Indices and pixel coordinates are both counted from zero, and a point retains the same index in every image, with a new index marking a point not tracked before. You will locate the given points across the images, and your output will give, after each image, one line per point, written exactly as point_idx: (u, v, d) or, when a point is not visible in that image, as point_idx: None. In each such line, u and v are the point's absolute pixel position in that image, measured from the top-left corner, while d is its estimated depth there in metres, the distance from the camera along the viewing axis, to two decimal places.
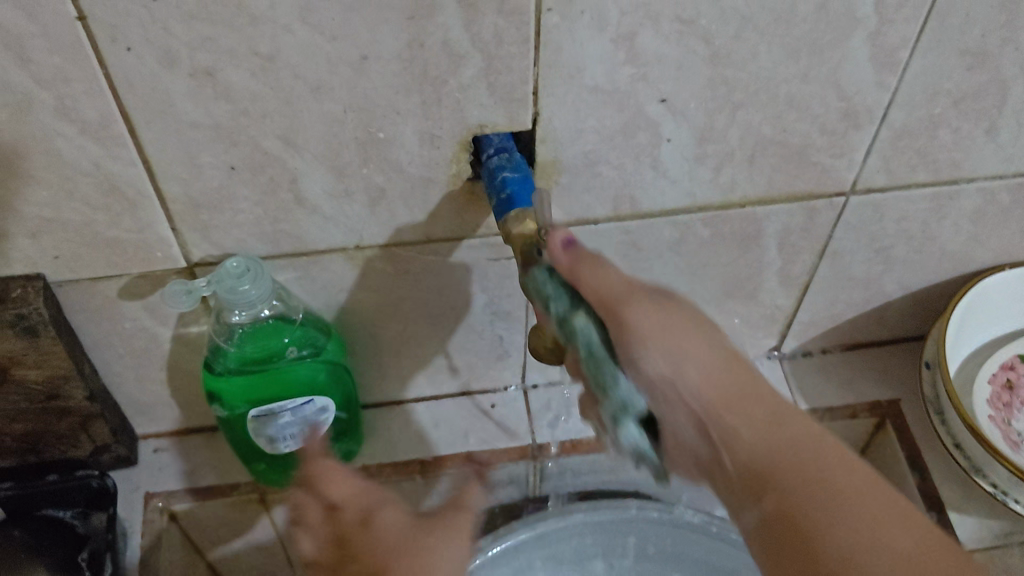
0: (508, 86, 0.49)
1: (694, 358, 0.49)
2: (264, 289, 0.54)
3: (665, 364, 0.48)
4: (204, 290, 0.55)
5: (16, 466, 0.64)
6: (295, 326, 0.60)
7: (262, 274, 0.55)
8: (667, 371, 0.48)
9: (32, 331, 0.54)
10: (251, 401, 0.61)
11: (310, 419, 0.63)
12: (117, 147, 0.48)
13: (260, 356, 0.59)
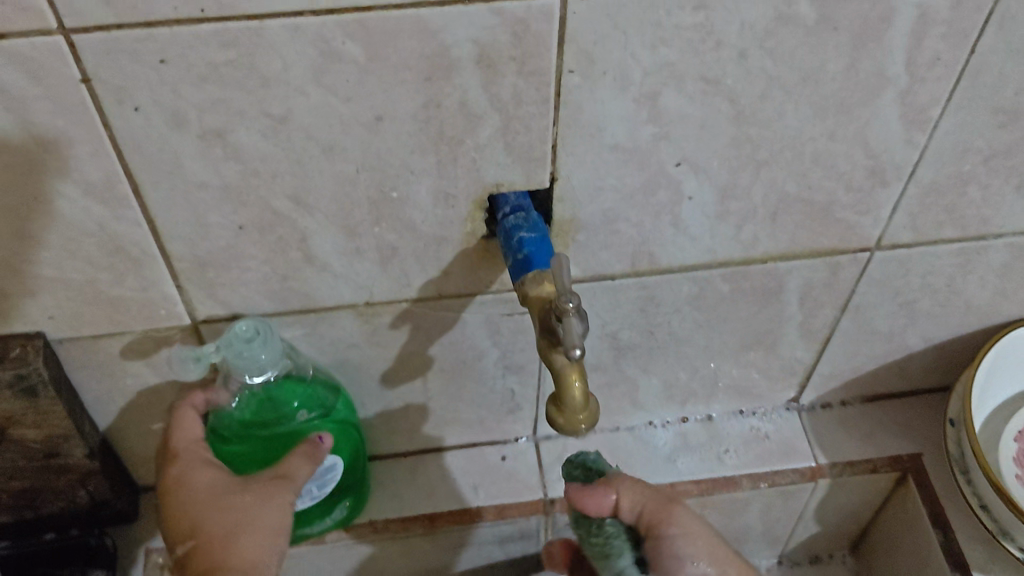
0: (527, 145, 0.47)
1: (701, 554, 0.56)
2: (274, 352, 0.53)
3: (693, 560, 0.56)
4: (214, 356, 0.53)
5: (13, 522, 0.62)
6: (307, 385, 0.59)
7: (272, 336, 0.53)
8: (689, 560, 0.56)
9: (31, 391, 0.53)
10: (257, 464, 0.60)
11: (322, 475, 0.60)
12: (122, 208, 0.46)
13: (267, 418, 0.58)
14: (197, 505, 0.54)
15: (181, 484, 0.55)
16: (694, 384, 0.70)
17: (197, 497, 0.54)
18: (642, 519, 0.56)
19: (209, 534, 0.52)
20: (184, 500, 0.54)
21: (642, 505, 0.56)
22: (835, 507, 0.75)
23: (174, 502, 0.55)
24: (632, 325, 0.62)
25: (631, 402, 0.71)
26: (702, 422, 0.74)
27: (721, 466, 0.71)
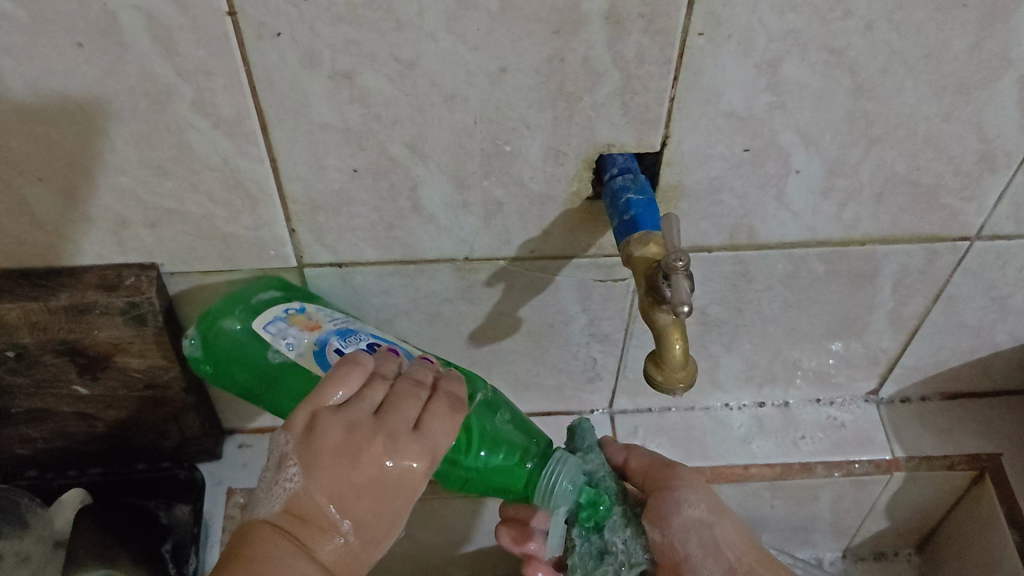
0: (643, 106, 0.48)
1: (699, 499, 0.60)
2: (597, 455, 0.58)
3: (691, 505, 0.59)
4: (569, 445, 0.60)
5: (106, 451, 0.65)
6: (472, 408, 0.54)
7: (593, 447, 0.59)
8: (685, 502, 0.59)
9: (141, 319, 0.54)
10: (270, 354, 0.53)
11: None
12: (247, 145, 0.48)
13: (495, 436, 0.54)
14: (404, 466, 0.46)
15: (424, 436, 0.47)
16: (775, 366, 0.70)
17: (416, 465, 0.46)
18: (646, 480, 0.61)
19: (381, 493, 0.46)
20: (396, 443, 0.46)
21: (645, 466, 0.61)
22: (908, 502, 0.74)
23: (386, 430, 0.46)
24: (721, 299, 0.62)
25: (709, 381, 0.71)
26: (778, 407, 0.74)
27: (796, 451, 0.71)
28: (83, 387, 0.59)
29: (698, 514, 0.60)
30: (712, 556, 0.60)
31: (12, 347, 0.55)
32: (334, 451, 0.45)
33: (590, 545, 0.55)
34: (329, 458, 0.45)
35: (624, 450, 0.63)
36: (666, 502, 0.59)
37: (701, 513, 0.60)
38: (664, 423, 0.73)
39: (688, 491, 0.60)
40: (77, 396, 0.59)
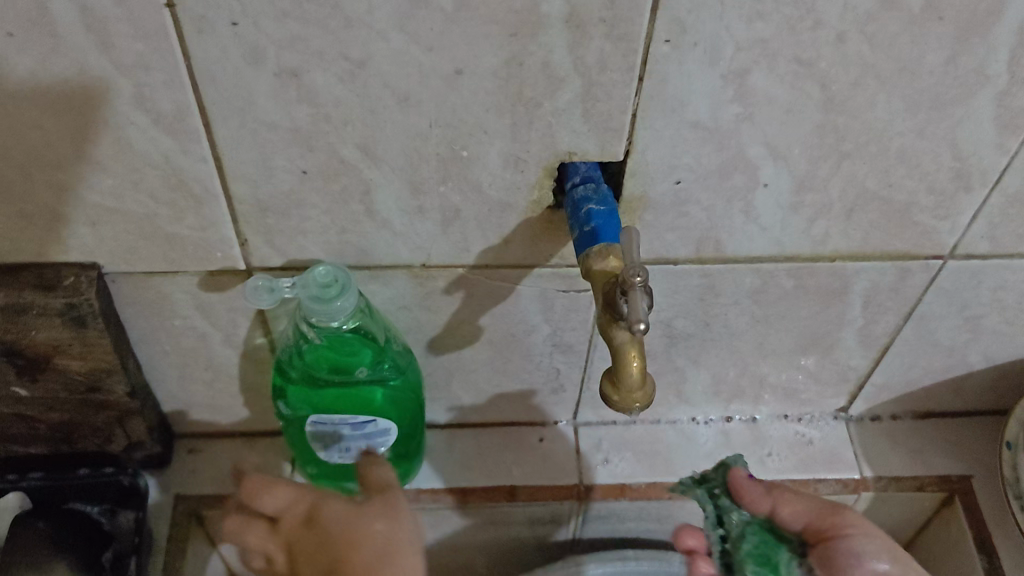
0: (605, 114, 0.46)
1: (879, 550, 0.59)
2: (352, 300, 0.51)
3: (876, 559, 0.59)
4: (723, 497, 0.60)
5: (49, 454, 0.62)
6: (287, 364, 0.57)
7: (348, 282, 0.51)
8: (868, 555, 0.59)
9: (80, 322, 0.52)
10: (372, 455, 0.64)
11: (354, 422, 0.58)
12: (189, 143, 0.46)
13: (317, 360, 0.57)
14: (357, 530, 0.49)
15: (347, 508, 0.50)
16: (743, 381, 0.68)
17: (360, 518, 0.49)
18: (815, 523, 0.60)
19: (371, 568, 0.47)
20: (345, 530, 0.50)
21: (807, 515, 0.60)
22: (875, 522, 0.73)
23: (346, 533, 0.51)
24: (688, 313, 0.60)
25: (676, 395, 0.69)
26: (745, 422, 0.72)
27: (762, 468, 0.70)
28: (23, 389, 0.57)
29: (881, 567, 0.59)
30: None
31: None
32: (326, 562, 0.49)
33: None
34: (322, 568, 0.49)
35: (769, 497, 0.60)
36: (847, 555, 0.59)
37: (885, 566, 0.59)
38: (629, 435, 0.71)
39: (868, 543, 0.59)
40: (17, 398, 0.57)
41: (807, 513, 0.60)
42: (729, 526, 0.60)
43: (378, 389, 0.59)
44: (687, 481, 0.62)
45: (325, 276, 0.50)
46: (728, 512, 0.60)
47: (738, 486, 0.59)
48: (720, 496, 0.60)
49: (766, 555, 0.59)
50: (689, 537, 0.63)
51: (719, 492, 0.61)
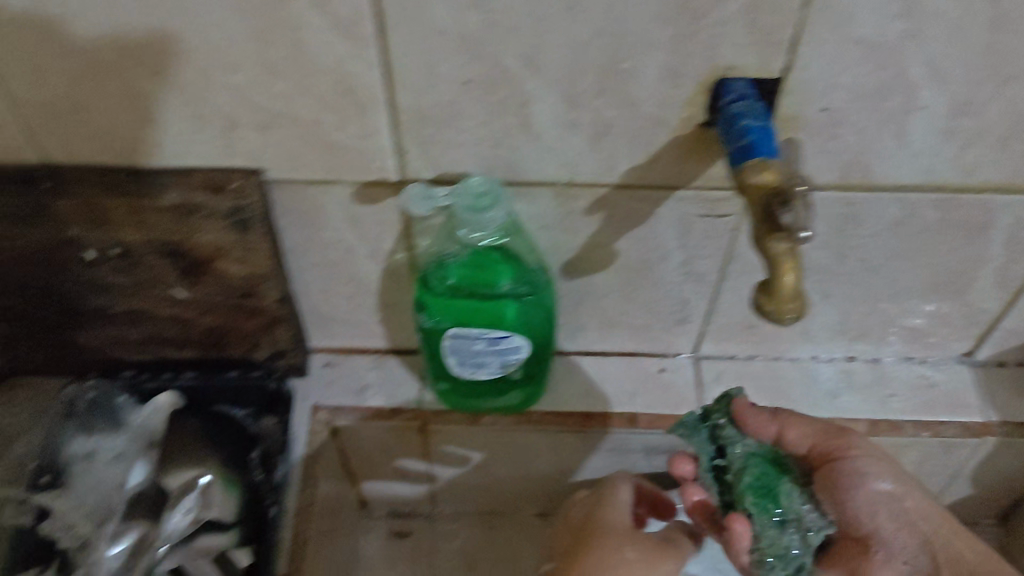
0: (769, 27, 0.46)
1: (884, 472, 0.59)
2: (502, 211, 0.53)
3: (878, 480, 0.59)
4: (721, 422, 0.61)
5: (201, 359, 0.66)
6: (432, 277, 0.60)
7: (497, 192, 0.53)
8: (872, 475, 0.58)
9: (244, 223, 0.55)
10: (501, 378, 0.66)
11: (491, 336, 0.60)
12: (362, 47, 0.47)
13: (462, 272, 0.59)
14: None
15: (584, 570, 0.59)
16: (870, 319, 0.68)
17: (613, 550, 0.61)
18: (820, 446, 0.59)
19: None
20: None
21: (813, 437, 0.59)
22: (996, 470, 0.72)
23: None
24: (825, 244, 0.61)
25: (801, 331, 0.70)
26: (867, 362, 0.72)
27: (885, 408, 0.69)
28: (182, 291, 0.60)
29: (885, 487, 0.59)
30: (906, 529, 0.59)
31: (118, 245, 0.56)
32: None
33: (768, 514, 0.56)
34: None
35: (774, 421, 0.60)
36: (849, 476, 0.58)
37: (888, 486, 0.59)
38: (749, 370, 0.72)
39: (871, 463, 0.59)
40: (176, 300, 0.61)
41: (806, 432, 0.59)
42: (731, 457, 0.59)
43: (513, 307, 0.60)
44: (691, 420, 0.61)
45: (479, 186, 0.53)
46: (732, 439, 0.60)
47: (741, 415, 0.60)
48: (720, 422, 0.60)
49: (766, 483, 0.58)
50: (683, 464, 0.61)
51: (722, 424, 0.60)
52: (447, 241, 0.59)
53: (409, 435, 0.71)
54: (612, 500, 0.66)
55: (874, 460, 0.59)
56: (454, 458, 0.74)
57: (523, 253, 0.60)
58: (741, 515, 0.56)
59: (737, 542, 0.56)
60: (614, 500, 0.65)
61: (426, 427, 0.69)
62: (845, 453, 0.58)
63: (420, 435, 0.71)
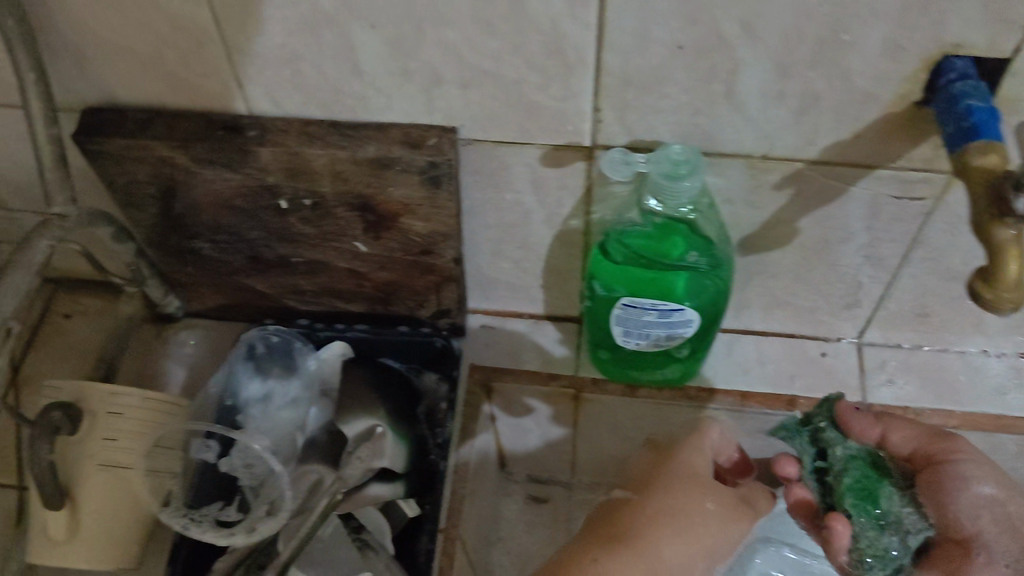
0: (1011, 2, 0.44)
1: (988, 475, 0.53)
2: (700, 181, 0.52)
3: (980, 483, 0.53)
4: (824, 428, 0.57)
5: (370, 312, 0.69)
6: (611, 243, 0.60)
7: (698, 160, 0.52)
8: (974, 479, 0.53)
9: (436, 180, 0.55)
10: (664, 354, 0.65)
11: (663, 310, 0.60)
12: (580, 9, 0.47)
13: (643, 242, 0.59)
14: (679, 510, 0.52)
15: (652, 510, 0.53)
16: None
17: (695, 493, 0.54)
18: (921, 450, 0.55)
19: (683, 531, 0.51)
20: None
21: (914, 441, 0.55)
22: None
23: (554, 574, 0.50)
24: None
25: (975, 324, 0.67)
26: None
27: None
28: (363, 245, 0.62)
29: (987, 491, 0.53)
30: (1011, 533, 0.52)
31: (310, 195, 0.58)
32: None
33: (868, 516, 0.53)
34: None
35: (877, 425, 0.57)
36: (949, 478, 0.53)
37: (990, 491, 0.53)
38: (915, 360, 0.70)
39: (973, 466, 0.53)
40: (356, 253, 0.63)
41: (908, 434, 0.56)
42: (832, 459, 0.56)
43: (684, 281, 0.60)
44: (793, 425, 0.59)
45: (679, 155, 0.52)
46: (831, 442, 0.56)
47: (843, 417, 0.57)
48: (821, 427, 0.58)
49: (866, 484, 0.54)
50: (786, 466, 0.57)
51: (824, 427, 0.58)
52: (631, 209, 0.59)
53: (561, 400, 0.72)
54: (703, 433, 0.58)
55: (978, 464, 0.53)
56: (602, 428, 0.74)
57: (712, 236, 0.59)
58: (841, 515, 0.53)
59: (836, 541, 0.52)
60: (702, 441, 0.57)
61: (581, 395, 0.70)
62: (946, 458, 0.54)
63: (572, 402, 0.72)
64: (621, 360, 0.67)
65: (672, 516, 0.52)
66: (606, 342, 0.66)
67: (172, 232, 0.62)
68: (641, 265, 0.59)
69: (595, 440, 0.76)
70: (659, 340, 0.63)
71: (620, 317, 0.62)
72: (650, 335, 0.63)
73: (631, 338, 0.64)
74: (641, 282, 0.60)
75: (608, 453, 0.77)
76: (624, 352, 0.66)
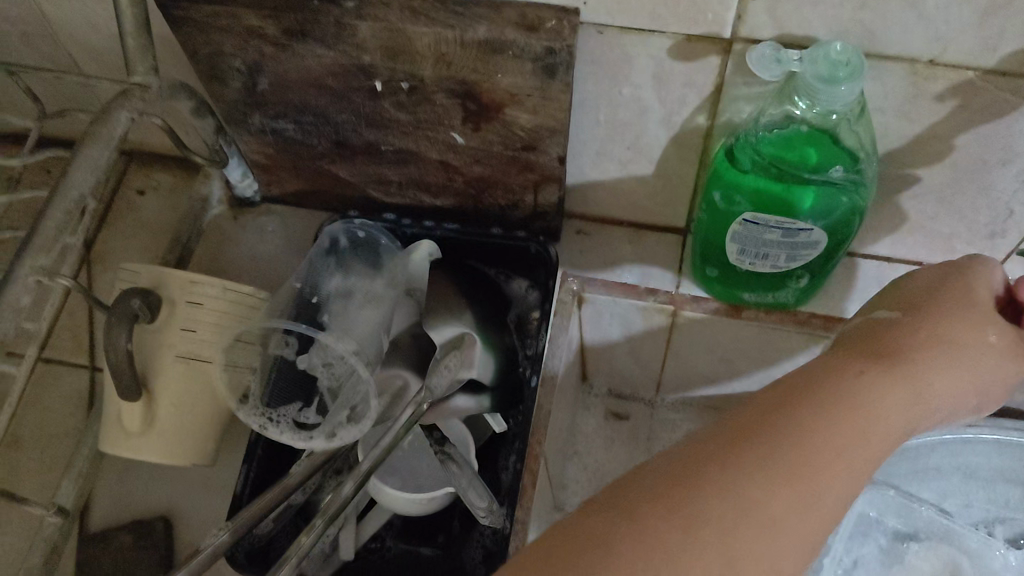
0: None
1: None
2: (858, 88, 0.47)
3: None
4: None
5: (461, 209, 0.64)
6: (739, 150, 0.54)
7: (862, 64, 0.46)
8: None
9: (552, 69, 0.49)
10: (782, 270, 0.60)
11: (788, 225, 0.54)
12: None
13: (776, 151, 0.53)
14: (902, 394, 0.39)
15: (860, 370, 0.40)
16: None
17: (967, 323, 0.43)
18: None
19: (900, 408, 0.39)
20: (730, 457, 0.35)
21: None
22: None
23: (805, 413, 0.37)
24: None
25: None
26: None
27: None
28: (460, 136, 0.56)
29: None
30: None
31: (409, 77, 0.52)
32: (684, 504, 0.34)
33: None
34: (683, 497, 0.34)
35: None
36: None
37: None
38: None
39: None
40: (451, 145, 0.57)
41: None
42: None
43: (814, 195, 0.54)
44: None
45: (841, 54, 0.46)
46: None
47: None
48: None
49: None
50: None
51: None
52: (767, 113, 0.52)
53: (656, 319, 0.67)
54: (967, 272, 0.46)
55: None
56: (699, 350, 0.70)
57: (859, 145, 0.52)
58: None
59: None
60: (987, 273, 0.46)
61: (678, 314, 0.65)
62: None
63: (669, 321, 0.66)
64: (732, 275, 0.62)
65: (885, 395, 0.39)
66: (718, 257, 0.61)
67: (254, 110, 0.57)
68: (771, 177, 0.53)
69: (689, 360, 0.72)
70: (780, 257, 0.58)
71: (740, 232, 0.56)
72: (770, 252, 0.57)
73: (750, 253, 0.58)
74: (767, 197, 0.54)
75: (701, 372, 0.73)
76: (736, 268, 0.61)
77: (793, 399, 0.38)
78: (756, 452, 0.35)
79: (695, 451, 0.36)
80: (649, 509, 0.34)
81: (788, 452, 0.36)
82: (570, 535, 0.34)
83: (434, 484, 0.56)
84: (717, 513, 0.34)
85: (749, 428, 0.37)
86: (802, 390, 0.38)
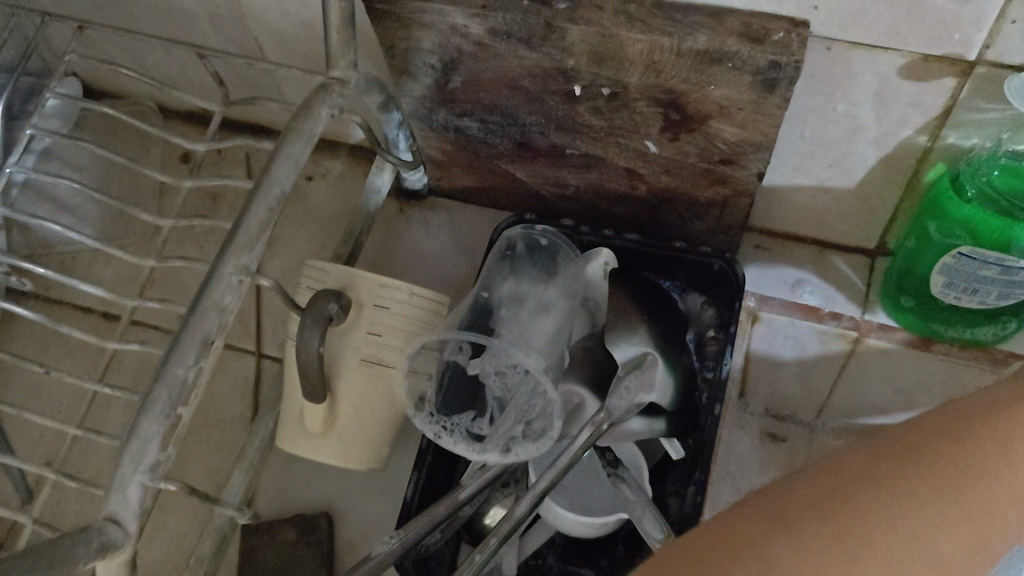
0: None
1: None
2: None
3: None
4: None
5: (640, 217, 0.61)
6: (968, 174, 0.50)
7: None
8: None
9: (771, 84, 0.45)
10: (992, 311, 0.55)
11: (1005, 265, 0.49)
12: None
13: (1009, 180, 0.49)
14: None
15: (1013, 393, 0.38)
16: None
17: None
18: None
19: None
20: (894, 475, 0.34)
21: None
22: None
23: (966, 445, 0.36)
24: None
25: None
26: None
27: None
28: (654, 145, 0.53)
29: None
30: None
31: (612, 84, 0.49)
32: (848, 518, 0.33)
33: None
34: (846, 509, 0.33)
35: None
36: None
37: None
38: None
39: None
40: (642, 153, 0.55)
41: None
42: None
43: None
44: None
45: None
46: None
47: None
48: None
49: None
50: None
51: None
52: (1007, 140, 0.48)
53: (836, 344, 0.62)
54: None
55: None
56: (876, 382, 0.66)
57: None
58: None
59: None
60: None
61: (859, 341, 0.61)
62: None
63: (850, 346, 0.62)
64: (929, 305, 0.58)
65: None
66: (917, 283, 0.57)
67: (440, 107, 0.56)
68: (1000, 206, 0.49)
69: (860, 392, 0.68)
70: (993, 297, 0.53)
71: (950, 266, 0.52)
72: (980, 289, 0.53)
73: (957, 288, 0.54)
74: (987, 230, 0.50)
75: (872, 405, 0.69)
76: (933, 299, 0.57)
77: (954, 426, 0.37)
78: (915, 472, 0.34)
79: (852, 462, 0.35)
80: (799, 517, 0.33)
81: (953, 475, 0.34)
82: (721, 535, 0.33)
83: (605, 511, 0.54)
84: (877, 539, 0.32)
85: (907, 450, 0.36)
86: (968, 414, 0.37)
